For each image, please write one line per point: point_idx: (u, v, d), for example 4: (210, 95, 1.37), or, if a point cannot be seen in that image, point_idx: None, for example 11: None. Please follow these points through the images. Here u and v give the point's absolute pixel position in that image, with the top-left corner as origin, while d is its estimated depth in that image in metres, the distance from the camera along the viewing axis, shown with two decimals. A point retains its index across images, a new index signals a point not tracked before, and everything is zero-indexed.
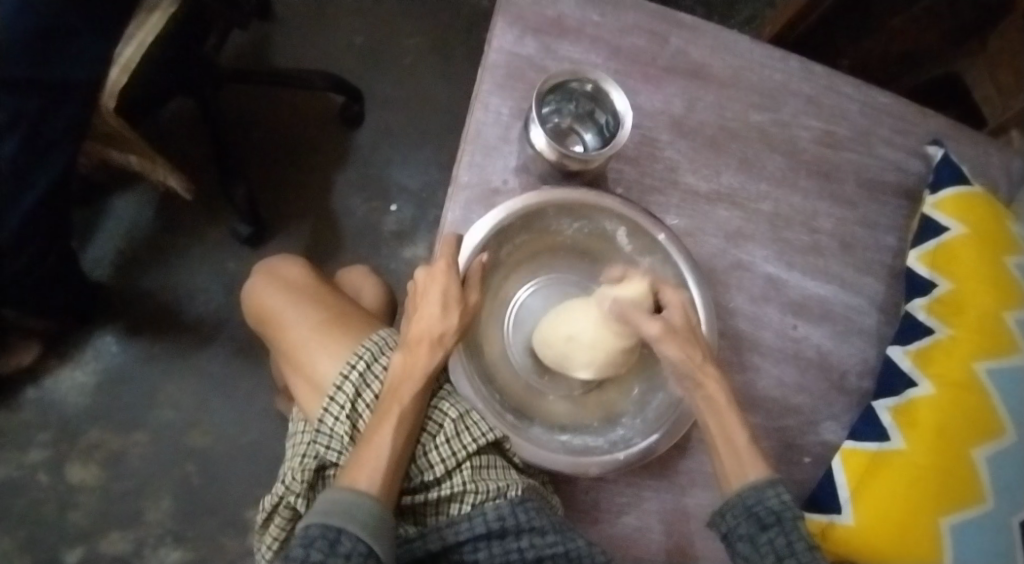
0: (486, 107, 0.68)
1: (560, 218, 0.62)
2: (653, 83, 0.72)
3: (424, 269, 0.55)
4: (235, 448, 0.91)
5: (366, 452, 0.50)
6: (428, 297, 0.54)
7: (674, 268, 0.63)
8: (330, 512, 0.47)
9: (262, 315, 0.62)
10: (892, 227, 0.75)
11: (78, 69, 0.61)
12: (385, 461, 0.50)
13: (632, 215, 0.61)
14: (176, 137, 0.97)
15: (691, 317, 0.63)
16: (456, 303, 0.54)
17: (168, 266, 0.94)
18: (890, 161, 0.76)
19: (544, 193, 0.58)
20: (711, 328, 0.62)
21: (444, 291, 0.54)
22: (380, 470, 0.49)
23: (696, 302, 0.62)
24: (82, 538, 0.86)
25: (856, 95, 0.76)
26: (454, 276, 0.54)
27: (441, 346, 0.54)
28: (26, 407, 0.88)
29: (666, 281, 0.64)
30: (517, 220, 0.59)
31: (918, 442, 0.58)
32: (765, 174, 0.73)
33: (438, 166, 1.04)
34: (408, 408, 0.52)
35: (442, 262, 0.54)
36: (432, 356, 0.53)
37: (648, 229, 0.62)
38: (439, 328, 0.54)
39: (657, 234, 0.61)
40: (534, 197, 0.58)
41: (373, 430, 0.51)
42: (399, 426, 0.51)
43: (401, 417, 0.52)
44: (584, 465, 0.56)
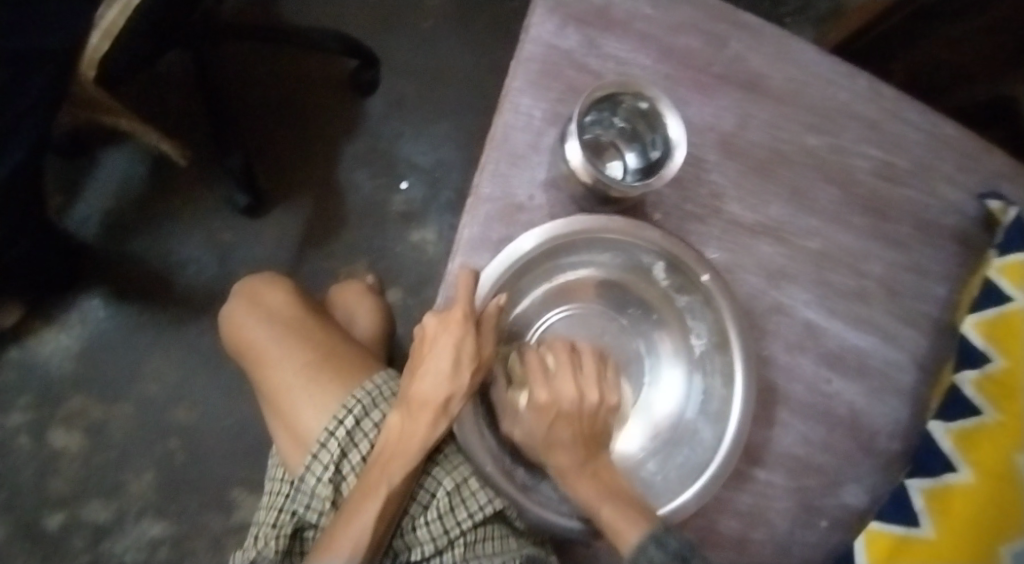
0: (516, 109, 0.60)
1: (592, 249, 0.55)
2: (705, 93, 0.64)
3: (436, 316, 0.48)
4: (222, 427, 0.88)
5: (346, 536, 0.48)
6: (434, 355, 0.48)
7: (715, 315, 0.57)
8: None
9: (243, 343, 0.58)
10: (944, 277, 0.69)
11: (59, 34, 0.53)
12: (365, 545, 0.48)
13: (674, 250, 0.54)
14: (171, 91, 0.90)
15: (727, 372, 0.57)
16: (467, 363, 0.48)
17: (162, 233, 0.89)
18: (951, 203, 0.69)
19: (579, 222, 0.51)
20: (748, 390, 0.56)
21: (457, 345, 0.47)
22: (358, 560, 0.47)
23: (735, 353, 0.56)
24: (62, 504, 0.84)
25: (924, 124, 0.69)
26: (471, 329, 0.48)
27: (445, 414, 0.48)
28: (9, 367, 0.85)
29: (703, 327, 0.58)
30: (545, 252, 0.52)
31: (946, 532, 0.56)
32: (816, 207, 0.66)
33: (454, 144, 0.97)
34: (397, 486, 0.49)
35: (460, 313, 0.47)
36: (433, 425, 0.48)
37: (692, 269, 0.55)
38: (446, 392, 0.48)
39: (703, 276, 0.55)
40: (567, 224, 0.51)
41: (359, 509, 0.48)
42: (385, 506, 0.48)
43: (391, 494, 0.48)
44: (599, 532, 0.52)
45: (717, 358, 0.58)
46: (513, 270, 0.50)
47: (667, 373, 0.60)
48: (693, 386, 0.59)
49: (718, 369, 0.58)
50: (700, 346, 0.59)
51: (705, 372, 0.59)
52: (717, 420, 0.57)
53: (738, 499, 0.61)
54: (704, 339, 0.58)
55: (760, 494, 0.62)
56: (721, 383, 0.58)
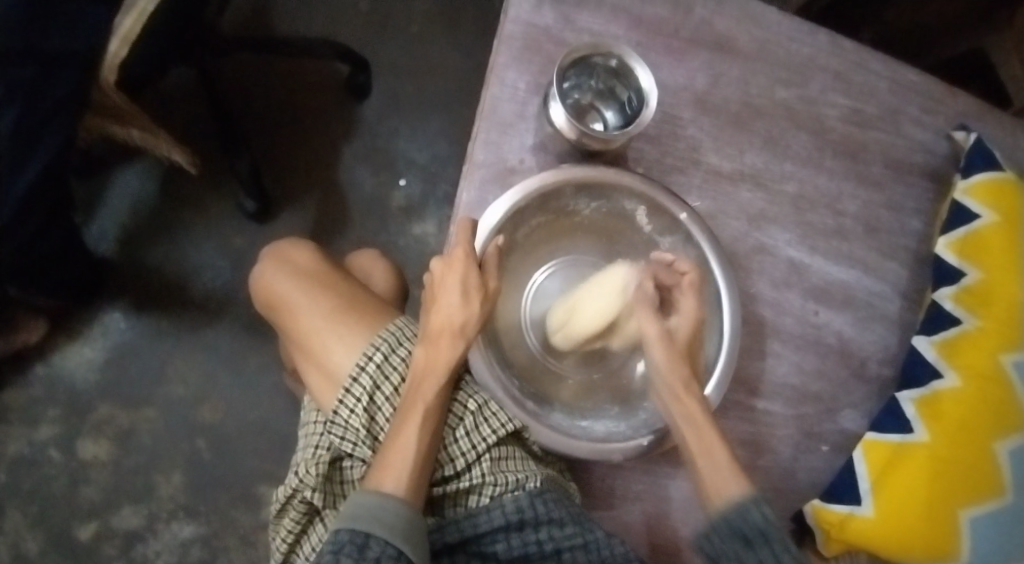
0: (502, 82, 0.65)
1: (578, 198, 0.60)
2: (677, 56, 0.69)
3: (442, 261, 0.54)
4: (245, 424, 0.91)
5: (391, 451, 0.50)
6: (448, 287, 0.53)
7: (696, 248, 0.62)
8: (359, 516, 0.48)
9: (270, 301, 0.61)
10: (918, 212, 0.73)
11: (80, 38, 0.59)
12: (409, 461, 0.50)
13: (651, 191, 0.60)
14: (177, 107, 0.95)
15: (712, 297, 0.62)
16: (476, 293, 0.53)
17: (175, 242, 0.93)
18: (917, 142, 0.74)
19: (563, 171, 0.57)
20: (734, 311, 0.61)
21: (462, 276, 0.52)
22: (405, 471, 0.50)
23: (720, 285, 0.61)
24: (93, 513, 0.86)
25: (885, 71, 0.74)
26: (473, 264, 0.53)
27: (463, 337, 0.53)
28: (35, 384, 0.88)
29: (686, 263, 0.63)
30: (536, 201, 0.58)
31: (940, 436, 0.58)
32: (790, 153, 0.71)
33: (447, 141, 1.02)
34: (430, 404, 0.52)
35: (461, 251, 0.53)
36: (452, 349, 0.53)
37: (670, 209, 0.61)
38: (462, 318, 0.52)
39: (679, 213, 0.60)
40: (552, 175, 0.57)
41: (397, 428, 0.51)
42: (423, 422, 0.52)
43: (425, 413, 0.52)
44: (607, 452, 0.56)
45: (702, 287, 0.63)
46: (506, 221, 0.56)
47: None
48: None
49: (703, 297, 0.63)
50: None
51: None
52: (709, 346, 0.61)
53: (740, 427, 0.65)
54: None
55: (761, 422, 0.66)
56: (707, 309, 0.62)
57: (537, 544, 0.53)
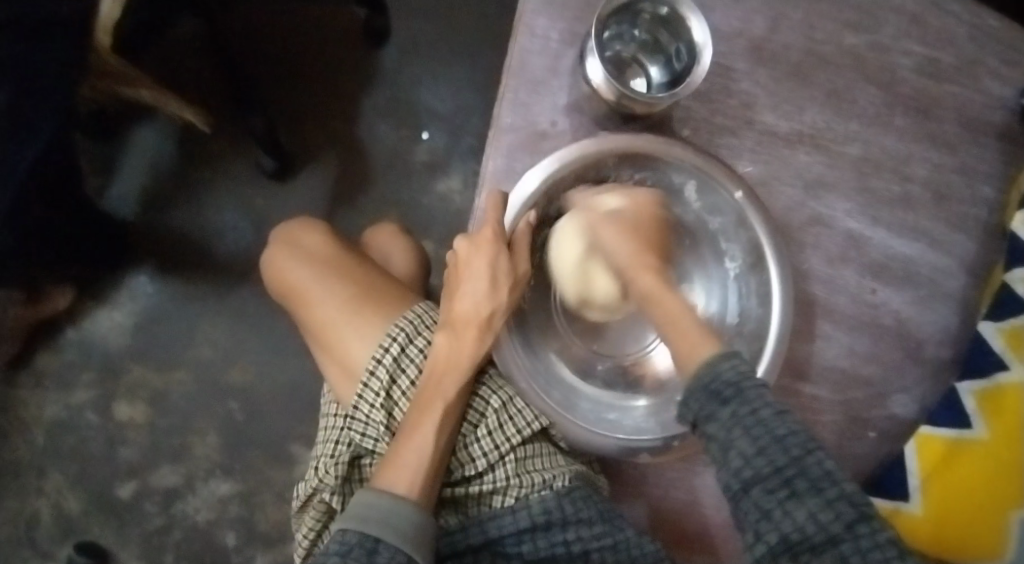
0: (532, 32, 0.60)
1: (621, 169, 0.56)
2: (730, 0, 0.62)
3: (467, 239, 0.52)
4: (275, 387, 0.91)
5: (406, 450, 0.49)
6: (473, 274, 0.52)
7: (750, 232, 0.57)
8: (368, 517, 0.46)
9: (284, 288, 0.60)
10: (994, 176, 0.66)
11: (70, 5, 0.56)
12: (424, 461, 0.49)
13: (705, 166, 0.55)
14: (192, 58, 0.90)
15: (762, 290, 0.58)
16: (504, 281, 0.52)
17: (197, 201, 0.90)
18: (998, 97, 0.66)
19: (604, 141, 0.52)
20: (786, 298, 0.56)
21: (490, 260, 0.51)
22: (419, 474, 0.48)
23: (772, 270, 0.56)
24: (133, 472, 0.88)
25: (966, 15, 0.65)
26: (502, 248, 0.51)
27: (489, 329, 0.53)
28: (68, 347, 0.89)
29: (737, 248, 0.60)
30: (572, 173, 0.53)
31: (1000, 433, 0.55)
32: (855, 110, 0.64)
33: (473, 89, 0.95)
34: (451, 400, 0.50)
35: (490, 233, 0.50)
36: (478, 342, 0.52)
37: (725, 186, 0.56)
38: (489, 309, 0.52)
39: (734, 191, 0.55)
40: (593, 143, 0.51)
41: (415, 425, 0.49)
42: (442, 420, 0.50)
43: (444, 410, 0.50)
44: (632, 450, 0.53)
45: (752, 279, 0.59)
46: (538, 194, 0.52)
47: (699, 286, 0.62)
48: (727, 302, 0.61)
49: (754, 289, 0.59)
50: (734, 268, 0.60)
51: (740, 295, 0.60)
52: (753, 337, 0.58)
53: (782, 411, 0.62)
54: (737, 261, 0.60)
55: (807, 406, 0.63)
56: (757, 303, 0.59)
57: (565, 545, 0.52)
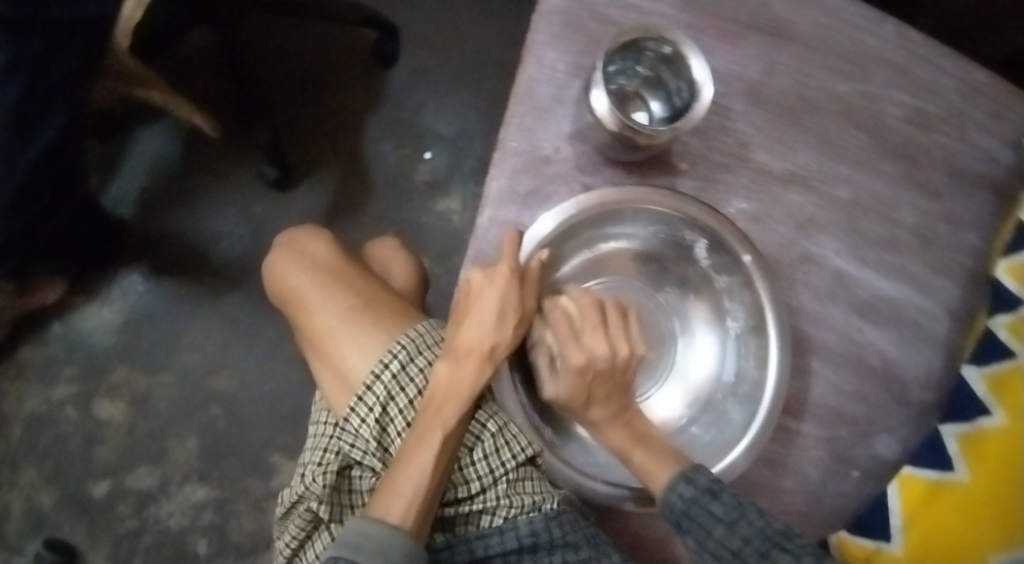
0: (540, 62, 0.62)
1: (636, 219, 0.58)
2: (730, 42, 0.64)
3: (481, 270, 0.51)
4: (259, 395, 0.90)
5: (403, 476, 0.48)
6: (481, 306, 0.51)
7: (753, 296, 0.58)
8: (362, 547, 0.44)
9: (284, 293, 0.59)
10: (977, 226, 0.67)
11: (90, 4, 0.56)
12: (421, 489, 0.48)
13: (719, 230, 0.56)
14: (200, 68, 0.92)
15: (761, 353, 0.59)
16: (512, 315, 0.51)
17: (196, 206, 0.91)
18: (983, 150, 0.68)
19: (624, 191, 0.54)
20: (782, 359, 0.57)
21: (501, 298, 0.50)
22: (413, 502, 0.47)
23: (772, 336, 0.57)
24: (108, 473, 0.87)
25: (957, 70, 0.67)
26: (514, 281, 0.51)
27: (492, 361, 0.52)
28: (52, 342, 0.88)
29: (740, 308, 0.60)
30: (589, 218, 0.55)
31: (982, 476, 0.55)
32: (846, 155, 0.65)
33: (476, 113, 0.97)
34: (450, 429, 0.49)
35: (505, 267, 0.50)
36: (479, 372, 0.51)
37: (733, 248, 0.57)
38: (492, 340, 0.51)
39: (743, 255, 0.56)
40: (613, 193, 0.54)
41: (414, 451, 0.48)
42: (441, 447, 0.49)
43: (444, 438, 0.49)
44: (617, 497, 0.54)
45: (751, 341, 0.60)
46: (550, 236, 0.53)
47: (700, 339, 0.63)
48: (727, 356, 0.62)
49: (752, 352, 0.60)
50: (735, 328, 0.61)
51: (737, 355, 0.61)
52: (746, 401, 0.59)
53: (769, 446, 0.62)
54: (740, 321, 0.61)
55: (791, 442, 0.63)
56: (755, 364, 0.59)
57: None
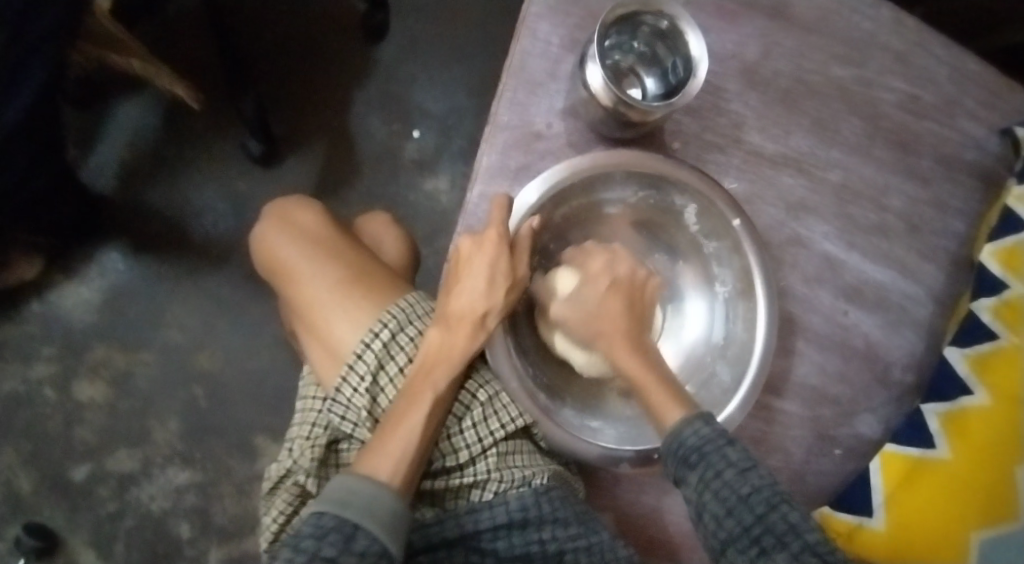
0: (534, 34, 0.61)
1: (626, 184, 0.58)
2: (726, 22, 0.64)
3: (472, 237, 0.53)
4: (244, 376, 0.89)
5: (393, 438, 0.49)
6: (473, 271, 0.52)
7: (742, 259, 0.59)
8: (351, 503, 0.44)
9: (274, 265, 0.59)
10: (964, 212, 0.68)
11: None
12: (410, 450, 0.49)
13: (710, 192, 0.56)
14: (181, 33, 0.89)
15: (749, 316, 0.59)
16: (502, 282, 0.53)
17: (178, 180, 0.89)
18: (973, 137, 0.68)
19: (620, 153, 0.54)
20: (770, 322, 0.58)
21: (492, 262, 0.52)
22: (405, 465, 0.48)
23: (759, 293, 0.58)
24: (88, 453, 0.86)
25: (949, 56, 0.68)
26: (504, 249, 0.52)
27: (482, 329, 0.53)
28: (30, 320, 0.86)
29: (728, 273, 0.61)
30: (581, 182, 0.55)
31: (963, 456, 0.57)
32: (838, 139, 0.66)
33: (466, 91, 0.96)
34: (440, 392, 0.51)
35: (495, 233, 0.51)
36: (470, 340, 0.52)
37: (724, 213, 0.57)
38: (483, 308, 0.53)
39: (733, 219, 0.57)
40: (607, 155, 0.54)
41: (404, 414, 0.49)
42: (431, 411, 0.50)
43: (434, 401, 0.50)
44: (613, 456, 0.53)
45: (740, 304, 0.61)
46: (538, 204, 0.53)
47: (690, 302, 0.64)
48: (716, 319, 0.62)
49: (741, 315, 0.60)
50: (724, 292, 0.62)
51: (726, 319, 0.62)
52: (736, 362, 0.59)
53: (754, 424, 0.63)
54: (729, 285, 0.61)
55: (776, 422, 0.64)
56: (743, 327, 0.60)
57: (539, 544, 0.52)
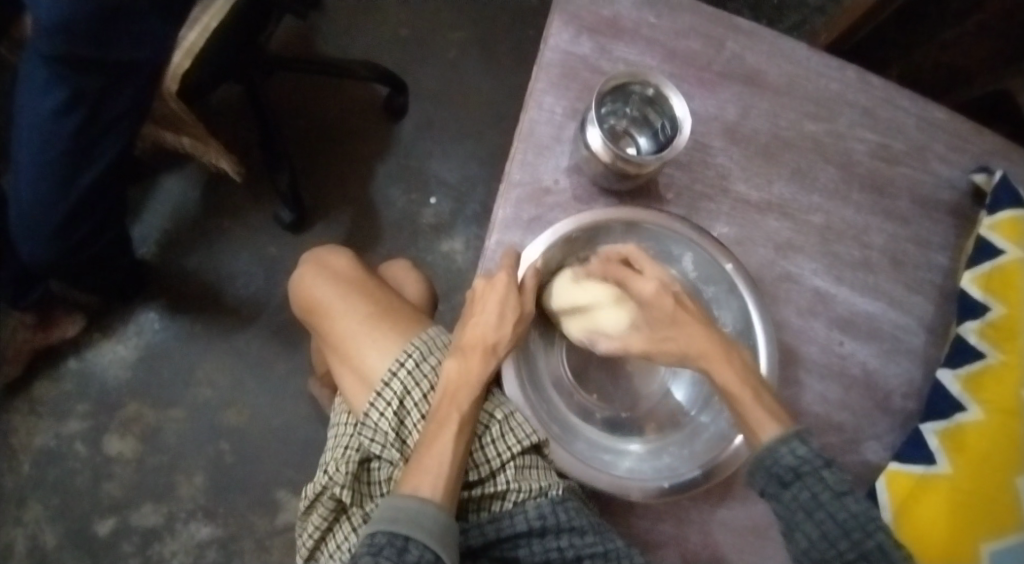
0: (540, 106, 0.66)
1: (629, 237, 0.62)
2: (707, 88, 0.71)
3: (485, 279, 0.56)
4: (268, 430, 0.98)
5: (427, 455, 0.52)
6: (486, 305, 0.56)
7: (739, 300, 0.63)
8: (398, 518, 0.49)
9: (308, 305, 0.65)
10: (944, 247, 0.73)
11: (147, 51, 0.61)
12: (445, 467, 0.52)
13: (702, 242, 0.61)
14: (225, 118, 1.04)
15: (748, 357, 0.62)
16: (511, 316, 0.56)
17: (214, 244, 1.01)
18: (945, 178, 0.75)
19: (617, 209, 0.58)
20: (770, 366, 0.61)
21: (503, 300, 0.55)
22: (439, 477, 0.52)
23: (757, 337, 0.61)
24: (114, 508, 0.94)
25: (913, 109, 0.75)
26: (514, 288, 0.56)
27: (494, 356, 0.56)
28: (67, 378, 0.96)
29: (727, 314, 0.64)
30: (585, 234, 0.59)
31: (965, 469, 0.58)
32: (817, 186, 0.72)
33: (478, 161, 1.09)
34: (464, 413, 0.54)
35: (503, 275, 0.56)
36: (485, 365, 0.56)
37: (717, 259, 0.61)
38: (494, 337, 0.56)
39: (727, 265, 0.61)
40: (605, 210, 0.58)
41: (433, 436, 0.53)
42: (457, 432, 0.54)
43: (460, 422, 0.54)
44: (624, 486, 0.55)
45: (739, 347, 0.63)
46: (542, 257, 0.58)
47: None
48: None
49: None
50: (726, 334, 0.64)
51: None
52: None
53: None
54: (731, 326, 0.64)
55: None
56: None
57: (559, 551, 0.56)
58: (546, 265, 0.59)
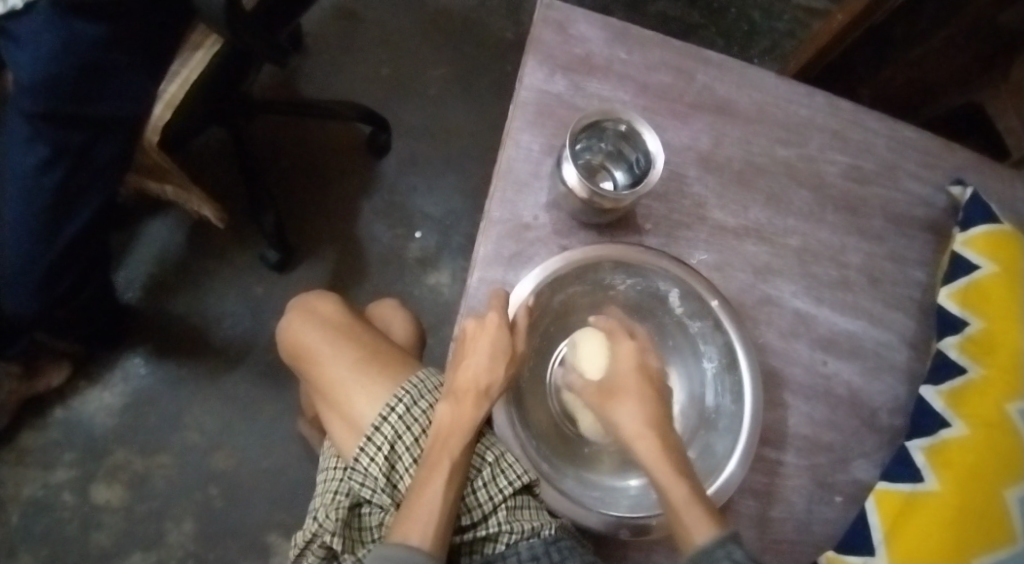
0: (517, 143, 0.67)
1: (614, 273, 0.63)
2: (680, 119, 0.72)
3: (476, 320, 0.56)
4: (257, 473, 0.97)
5: (417, 505, 0.52)
6: (477, 347, 0.56)
7: (724, 337, 0.63)
8: None
9: (297, 351, 0.65)
10: (921, 263, 0.75)
11: (125, 104, 0.63)
12: (435, 515, 0.52)
13: (688, 278, 0.61)
14: (211, 164, 1.05)
15: (736, 389, 0.62)
16: (503, 358, 0.55)
17: (200, 288, 1.01)
18: (918, 196, 0.76)
19: (605, 246, 0.60)
20: (756, 401, 0.61)
21: (494, 341, 0.55)
22: (429, 525, 0.52)
23: (744, 370, 0.61)
24: (103, 558, 0.93)
25: (883, 130, 0.76)
26: (505, 328, 0.56)
27: (486, 399, 0.55)
28: (54, 427, 0.95)
29: (713, 349, 0.64)
30: (573, 271, 0.60)
31: (950, 484, 0.58)
32: (792, 209, 0.73)
33: (461, 193, 1.10)
34: (455, 459, 0.54)
35: (495, 318, 0.56)
36: (476, 409, 0.55)
37: (703, 295, 0.62)
38: (486, 379, 0.55)
39: (712, 301, 0.61)
40: (594, 248, 0.60)
41: (423, 482, 0.53)
42: (447, 479, 0.53)
43: (451, 467, 0.54)
44: (615, 523, 0.56)
45: (728, 379, 0.63)
46: (530, 294, 0.59)
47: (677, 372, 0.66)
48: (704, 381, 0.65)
49: (728, 388, 0.63)
50: (713, 368, 0.64)
51: (715, 393, 0.64)
52: (727, 433, 0.62)
53: (753, 476, 0.66)
54: (716, 360, 0.64)
55: (773, 472, 0.66)
56: (731, 400, 0.63)
57: None
58: (536, 305, 0.60)
